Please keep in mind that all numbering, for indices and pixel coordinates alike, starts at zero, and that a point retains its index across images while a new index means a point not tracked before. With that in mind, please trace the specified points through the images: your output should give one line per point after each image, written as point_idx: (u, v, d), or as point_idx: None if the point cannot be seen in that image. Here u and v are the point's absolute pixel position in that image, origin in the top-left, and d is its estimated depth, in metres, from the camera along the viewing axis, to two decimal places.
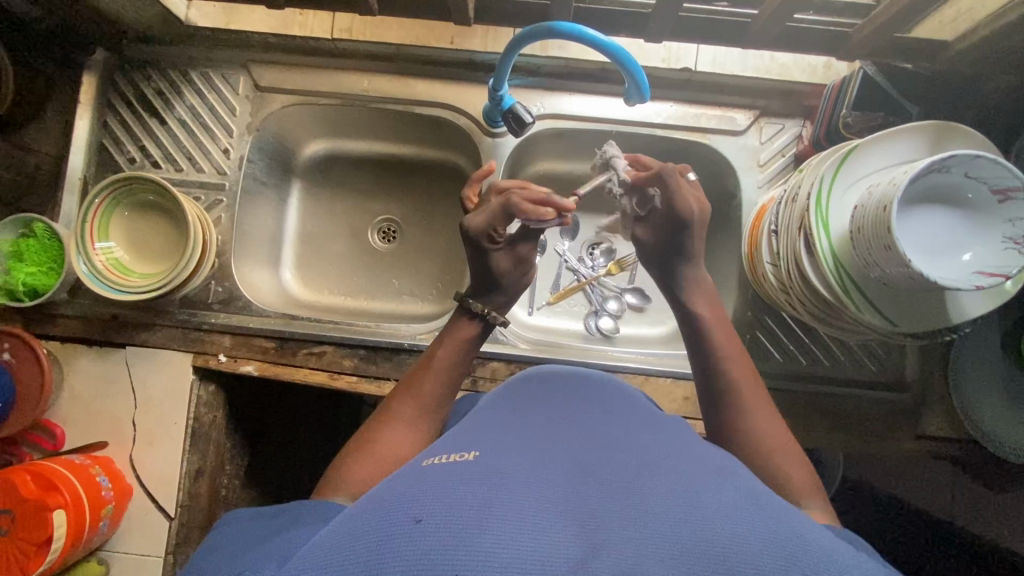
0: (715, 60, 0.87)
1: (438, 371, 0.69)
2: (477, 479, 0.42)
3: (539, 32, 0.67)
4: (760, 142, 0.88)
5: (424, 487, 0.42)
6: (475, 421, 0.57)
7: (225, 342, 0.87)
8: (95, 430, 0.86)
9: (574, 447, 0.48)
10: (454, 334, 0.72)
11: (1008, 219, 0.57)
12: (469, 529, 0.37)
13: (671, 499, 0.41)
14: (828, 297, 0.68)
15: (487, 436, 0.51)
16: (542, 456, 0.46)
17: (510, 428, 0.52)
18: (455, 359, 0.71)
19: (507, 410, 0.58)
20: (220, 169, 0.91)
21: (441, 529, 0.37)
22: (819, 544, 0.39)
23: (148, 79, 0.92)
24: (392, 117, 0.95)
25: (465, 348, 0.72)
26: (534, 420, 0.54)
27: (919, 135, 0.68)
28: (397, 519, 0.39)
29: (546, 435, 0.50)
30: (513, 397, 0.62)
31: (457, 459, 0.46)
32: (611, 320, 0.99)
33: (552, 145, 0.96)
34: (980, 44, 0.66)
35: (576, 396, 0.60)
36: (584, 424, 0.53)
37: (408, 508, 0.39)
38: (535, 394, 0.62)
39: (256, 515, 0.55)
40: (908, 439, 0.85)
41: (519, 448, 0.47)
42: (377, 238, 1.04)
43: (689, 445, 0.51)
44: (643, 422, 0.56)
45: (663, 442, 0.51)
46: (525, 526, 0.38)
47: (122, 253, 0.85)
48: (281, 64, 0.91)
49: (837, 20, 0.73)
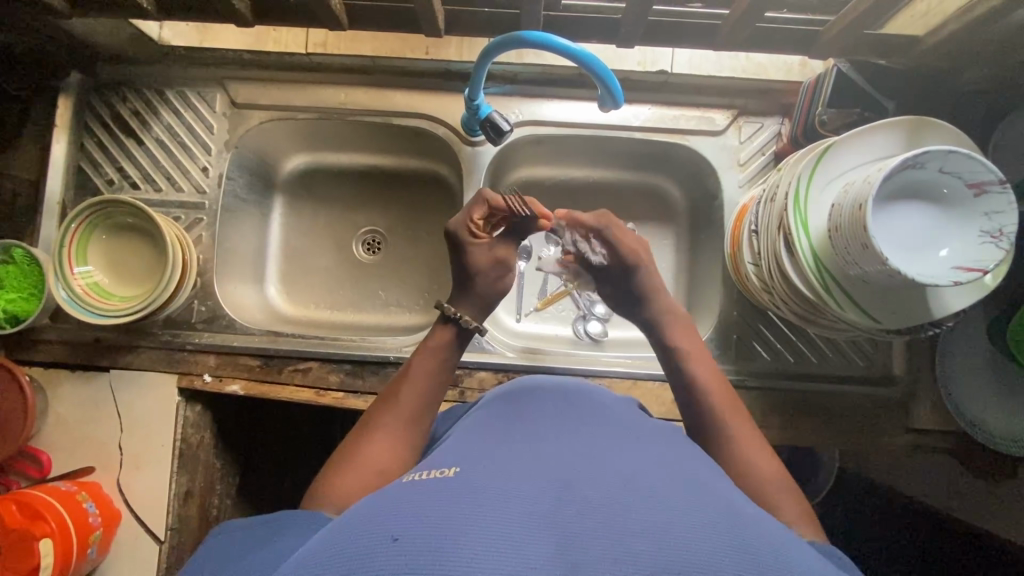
0: (691, 62, 0.89)
1: (417, 378, 0.68)
2: (454, 495, 0.42)
3: (509, 42, 0.66)
4: (740, 141, 0.88)
5: (400, 505, 0.41)
6: (456, 435, 0.56)
7: (209, 362, 0.87)
8: (82, 455, 0.85)
9: (556, 459, 0.47)
10: (435, 343, 0.72)
11: (983, 213, 0.57)
12: (445, 544, 0.37)
13: (646, 509, 0.41)
14: (810, 296, 0.68)
15: (468, 451, 0.50)
16: (522, 469, 0.45)
17: (491, 442, 0.52)
18: (435, 367, 0.70)
19: (489, 424, 0.58)
20: (200, 188, 0.90)
21: (416, 544, 0.37)
22: (793, 555, 0.40)
23: (123, 99, 0.91)
24: (371, 130, 0.95)
25: (445, 355, 0.71)
26: (515, 433, 0.54)
27: (895, 131, 0.68)
28: (372, 537, 0.38)
29: (525, 448, 0.50)
30: (497, 410, 0.62)
31: (435, 475, 0.46)
32: (600, 323, 0.99)
33: (533, 151, 0.95)
34: (950, 39, 0.67)
35: (560, 408, 0.60)
36: (564, 435, 0.53)
37: (384, 526, 0.39)
38: (519, 407, 0.61)
39: (243, 524, 0.54)
40: (898, 433, 0.85)
41: (498, 462, 0.47)
42: (361, 250, 1.04)
43: (672, 454, 0.51)
44: (625, 431, 0.56)
45: (642, 450, 0.51)
46: (501, 540, 0.37)
47: (101, 277, 0.85)
48: (257, 80, 0.91)
49: (810, 18, 0.73)
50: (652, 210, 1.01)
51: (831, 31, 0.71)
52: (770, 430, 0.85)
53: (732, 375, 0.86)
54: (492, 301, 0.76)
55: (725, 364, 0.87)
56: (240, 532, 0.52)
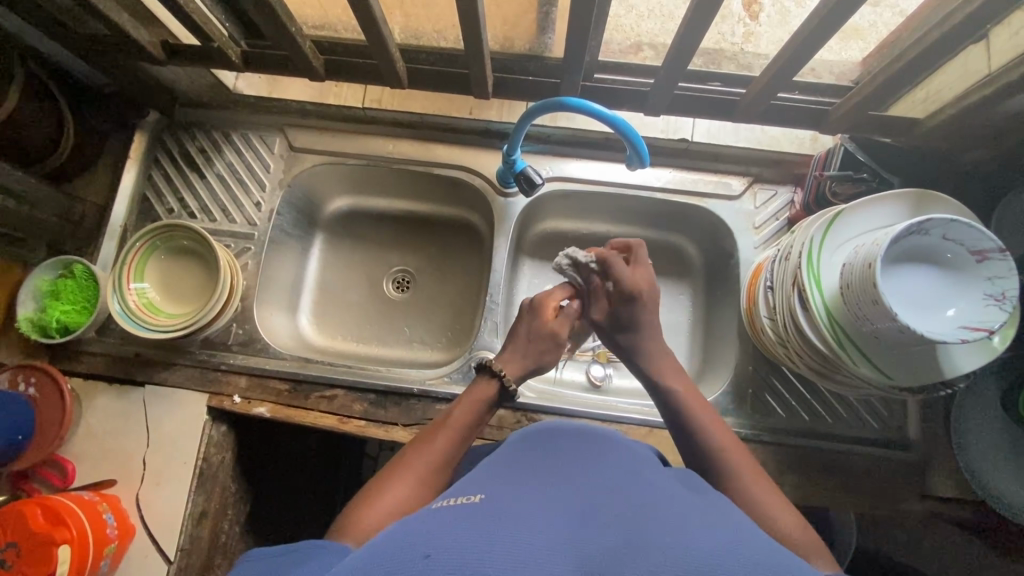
0: (710, 131, 0.98)
1: (452, 428, 0.67)
2: (479, 517, 0.44)
3: (550, 106, 0.76)
4: (755, 207, 0.94)
5: (433, 526, 0.43)
6: (483, 468, 0.58)
7: (240, 383, 0.90)
8: (106, 467, 0.87)
9: (572, 491, 0.49)
10: (473, 397, 0.70)
11: (987, 277, 0.61)
12: (476, 560, 0.39)
13: (673, 538, 0.41)
14: (825, 351, 0.71)
15: (489, 482, 0.52)
16: (540, 498, 0.48)
17: (512, 473, 0.54)
18: (472, 421, 0.69)
19: (508, 458, 0.60)
20: (251, 220, 0.98)
21: (450, 562, 0.38)
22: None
23: (192, 137, 1.01)
24: (414, 178, 1.03)
25: (481, 409, 0.70)
26: (541, 464, 0.56)
27: (901, 201, 0.73)
28: (406, 553, 0.40)
29: (551, 479, 0.52)
30: (524, 443, 0.63)
31: (460, 501, 0.48)
32: (602, 368, 1.01)
33: (560, 205, 1.03)
34: (948, 122, 0.74)
35: (577, 443, 0.62)
36: (583, 467, 0.55)
37: (413, 547, 0.40)
38: (537, 443, 0.63)
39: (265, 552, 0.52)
40: (916, 499, 0.84)
41: (520, 491, 0.49)
42: (391, 288, 1.09)
43: (683, 490, 0.53)
44: (642, 469, 0.57)
45: (664, 489, 0.52)
46: (528, 559, 0.39)
47: (154, 293, 0.91)
48: (316, 127, 1.01)
49: (820, 100, 0.83)
50: (668, 266, 1.06)
51: (839, 109, 0.80)
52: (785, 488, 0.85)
53: (748, 429, 0.87)
54: (529, 365, 0.74)
55: (740, 418, 0.88)
56: (265, 560, 0.51)
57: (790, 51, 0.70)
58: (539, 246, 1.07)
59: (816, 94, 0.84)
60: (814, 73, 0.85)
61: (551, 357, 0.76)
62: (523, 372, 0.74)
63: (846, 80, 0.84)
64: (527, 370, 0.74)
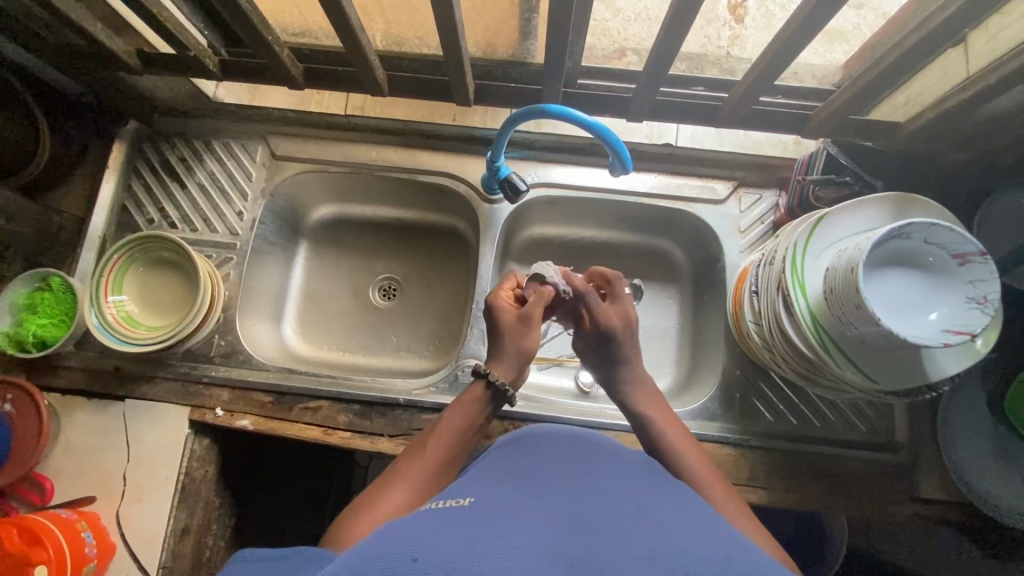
0: (695, 137, 0.98)
1: (442, 434, 0.65)
2: (467, 519, 0.43)
3: (532, 112, 0.75)
4: (740, 210, 0.94)
5: (416, 530, 0.42)
6: (468, 475, 0.57)
7: (223, 396, 0.89)
8: (85, 484, 0.85)
9: (559, 494, 0.49)
10: (465, 398, 0.68)
11: (968, 281, 0.61)
12: (460, 565, 0.38)
13: (664, 544, 0.41)
14: (810, 355, 0.71)
15: (476, 486, 0.52)
16: (526, 501, 0.47)
17: (498, 477, 0.53)
18: (463, 426, 0.66)
19: (493, 463, 0.59)
20: (233, 230, 0.97)
21: (435, 564, 0.37)
22: None
23: (171, 146, 0.99)
24: (397, 185, 1.02)
25: (474, 412, 0.67)
26: (528, 469, 0.55)
27: (884, 205, 0.73)
28: (394, 556, 0.39)
29: (536, 484, 0.51)
30: (511, 450, 0.62)
31: (449, 504, 0.47)
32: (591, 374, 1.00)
33: (546, 211, 1.02)
34: (926, 125, 0.75)
35: (565, 449, 0.61)
36: (571, 471, 0.54)
37: (403, 548, 0.39)
38: (526, 447, 0.62)
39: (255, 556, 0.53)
40: (904, 501, 0.84)
41: (509, 494, 0.48)
42: (377, 296, 1.07)
43: (672, 494, 0.52)
44: (635, 474, 0.56)
45: (654, 492, 0.51)
46: (512, 563, 0.38)
47: (133, 306, 0.89)
48: (298, 136, 1.00)
49: (803, 104, 0.83)
50: (657, 271, 1.06)
51: (821, 113, 0.80)
52: (774, 493, 0.84)
53: (736, 435, 0.87)
54: (517, 357, 0.70)
55: (729, 423, 0.88)
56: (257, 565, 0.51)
57: (770, 55, 0.70)
58: (525, 253, 1.07)
59: (800, 98, 0.84)
60: (796, 77, 0.85)
61: (535, 339, 0.72)
62: (513, 365, 0.70)
63: (829, 83, 0.85)
64: (518, 364, 0.70)
